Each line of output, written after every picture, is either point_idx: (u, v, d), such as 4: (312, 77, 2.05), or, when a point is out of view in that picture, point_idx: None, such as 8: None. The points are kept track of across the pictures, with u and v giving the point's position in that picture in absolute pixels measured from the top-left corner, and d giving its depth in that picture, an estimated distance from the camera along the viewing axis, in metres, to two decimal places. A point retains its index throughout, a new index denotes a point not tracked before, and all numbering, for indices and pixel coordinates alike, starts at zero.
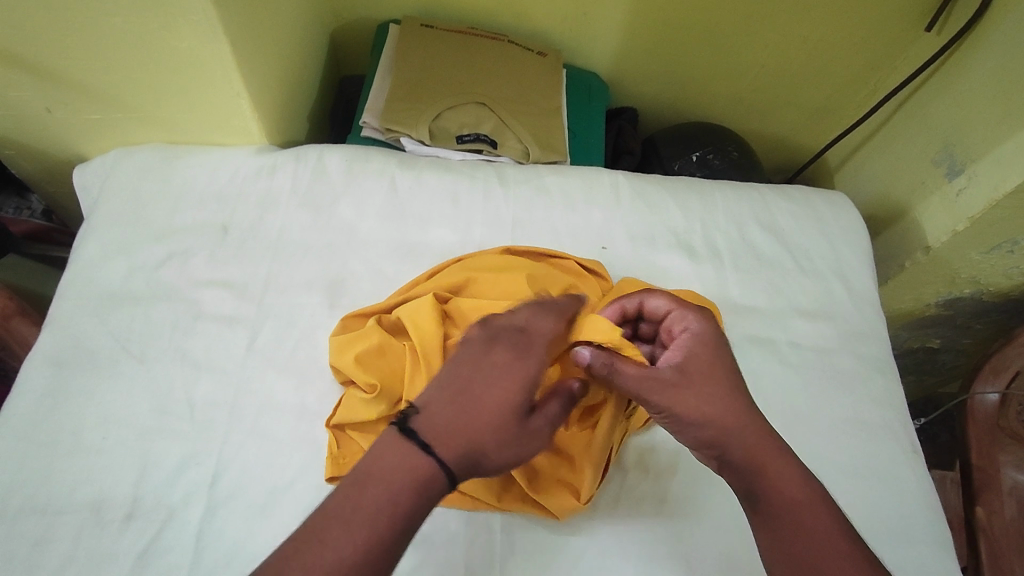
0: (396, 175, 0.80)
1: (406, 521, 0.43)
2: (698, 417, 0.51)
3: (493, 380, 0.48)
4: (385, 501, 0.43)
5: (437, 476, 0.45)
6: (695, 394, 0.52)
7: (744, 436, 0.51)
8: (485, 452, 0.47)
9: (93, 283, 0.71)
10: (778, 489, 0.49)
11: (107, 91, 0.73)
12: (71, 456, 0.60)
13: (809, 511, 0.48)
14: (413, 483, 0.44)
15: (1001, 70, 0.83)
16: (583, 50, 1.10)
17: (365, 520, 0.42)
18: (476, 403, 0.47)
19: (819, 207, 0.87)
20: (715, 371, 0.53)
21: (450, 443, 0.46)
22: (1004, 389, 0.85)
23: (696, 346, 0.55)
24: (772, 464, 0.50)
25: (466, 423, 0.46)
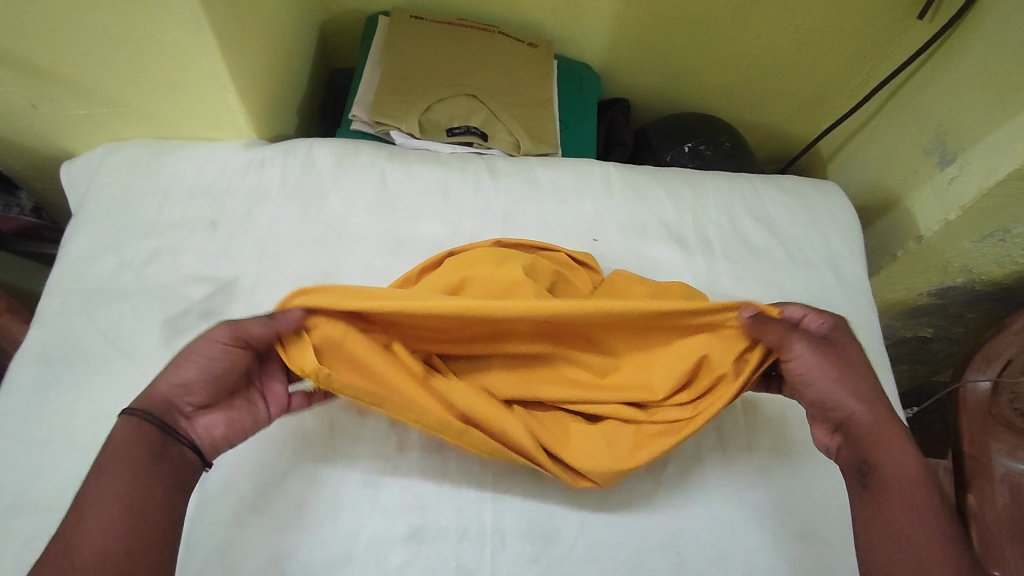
0: (386, 169, 0.79)
1: (145, 464, 0.47)
2: (829, 379, 0.55)
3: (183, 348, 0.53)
4: (115, 470, 0.46)
5: (138, 425, 0.49)
6: (834, 359, 0.56)
7: (874, 412, 0.54)
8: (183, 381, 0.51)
9: (81, 279, 0.70)
10: (893, 464, 0.51)
11: (92, 86, 0.72)
12: (62, 453, 0.60)
13: (920, 493, 0.50)
14: (138, 437, 0.48)
15: (993, 56, 0.82)
16: (575, 40, 1.09)
17: (108, 493, 0.45)
18: (169, 367, 0.52)
19: (810, 196, 0.87)
20: (855, 356, 0.57)
21: (144, 401, 0.50)
22: (995, 377, 0.86)
23: (838, 333, 0.57)
24: (889, 441, 0.52)
25: (166, 376, 0.51)
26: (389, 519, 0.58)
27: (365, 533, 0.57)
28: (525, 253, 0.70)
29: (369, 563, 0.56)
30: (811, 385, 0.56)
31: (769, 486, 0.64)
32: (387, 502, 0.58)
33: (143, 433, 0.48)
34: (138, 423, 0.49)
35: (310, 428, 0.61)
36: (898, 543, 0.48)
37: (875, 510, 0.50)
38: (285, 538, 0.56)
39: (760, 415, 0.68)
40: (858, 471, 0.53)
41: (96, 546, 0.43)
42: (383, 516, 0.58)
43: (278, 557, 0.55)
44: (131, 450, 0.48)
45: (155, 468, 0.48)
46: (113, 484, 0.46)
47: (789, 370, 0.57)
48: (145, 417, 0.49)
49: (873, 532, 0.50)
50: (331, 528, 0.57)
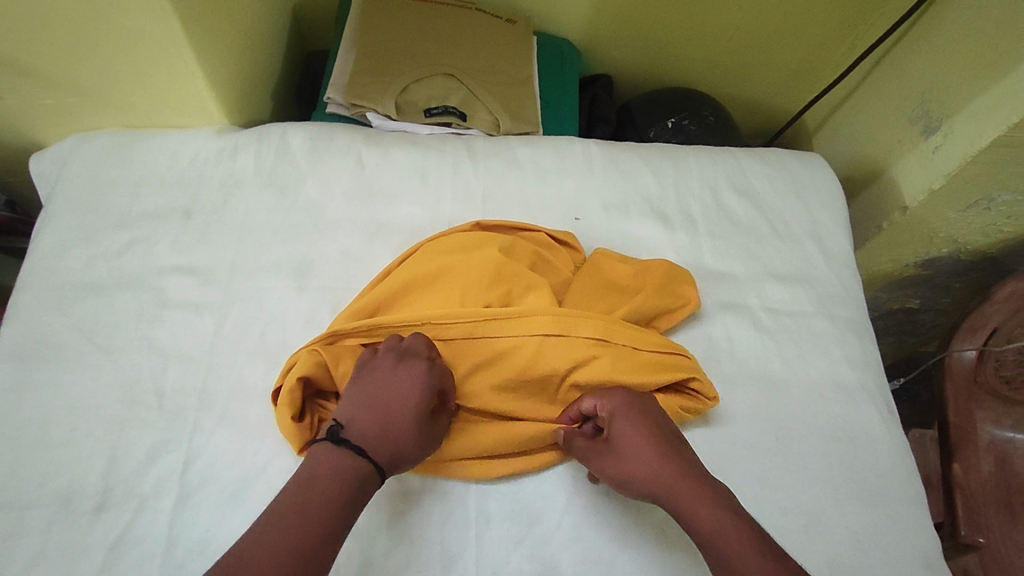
0: (362, 152, 0.78)
1: (355, 507, 0.50)
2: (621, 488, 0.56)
3: (407, 410, 0.54)
4: (336, 490, 0.49)
5: (371, 473, 0.51)
6: (609, 467, 0.56)
7: (662, 486, 0.53)
8: (403, 453, 0.53)
9: (54, 273, 0.69)
10: (697, 526, 0.51)
11: (54, 73, 0.70)
12: (40, 450, 0.59)
13: (730, 540, 0.49)
14: (357, 477, 0.50)
15: (976, 23, 0.81)
16: (555, 16, 1.07)
17: (321, 510, 0.48)
18: (395, 417, 0.54)
19: (795, 169, 0.86)
20: (634, 432, 0.56)
21: (382, 450, 0.52)
22: (981, 346, 0.85)
23: (619, 421, 0.57)
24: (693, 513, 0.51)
25: (400, 437, 0.53)
26: (372, 506, 0.57)
27: None
28: (505, 235, 0.71)
29: (351, 552, 0.55)
30: (618, 489, 0.56)
31: (754, 459, 0.64)
32: None
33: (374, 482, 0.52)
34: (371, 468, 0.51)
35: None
36: None
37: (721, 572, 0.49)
38: None
39: (743, 389, 0.67)
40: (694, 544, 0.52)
41: (293, 545, 0.46)
42: (366, 505, 0.58)
43: None
44: (363, 489, 0.51)
45: (356, 507, 0.50)
46: (327, 496, 0.49)
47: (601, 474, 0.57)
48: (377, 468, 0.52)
49: None
50: None
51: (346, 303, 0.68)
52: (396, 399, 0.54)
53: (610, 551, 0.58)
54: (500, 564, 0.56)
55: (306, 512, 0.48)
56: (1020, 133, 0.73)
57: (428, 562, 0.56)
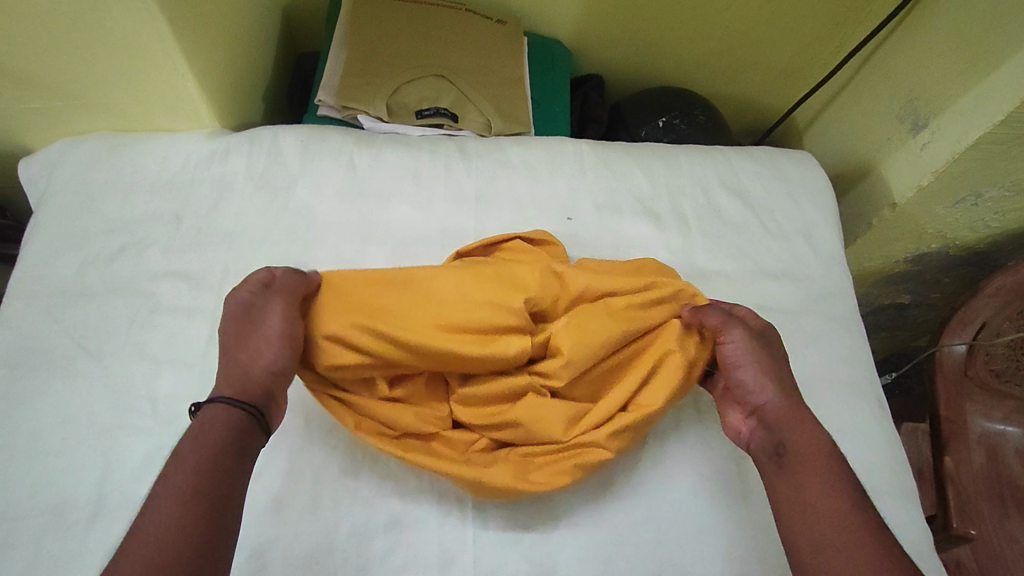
0: (354, 154, 0.77)
1: (217, 445, 0.46)
2: (753, 364, 0.58)
3: (232, 335, 0.54)
4: (194, 441, 0.46)
5: (230, 411, 0.49)
6: (757, 354, 0.58)
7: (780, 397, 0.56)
8: (249, 369, 0.52)
9: (45, 280, 0.69)
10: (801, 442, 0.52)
11: (42, 78, 0.69)
12: (32, 459, 0.59)
13: (822, 462, 0.50)
14: (213, 422, 0.48)
15: (962, 21, 0.82)
16: (544, 16, 1.07)
17: (183, 462, 0.45)
18: (230, 345, 0.54)
19: (784, 167, 0.86)
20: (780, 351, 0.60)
21: (230, 384, 0.51)
22: (971, 340, 0.85)
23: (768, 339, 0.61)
24: (800, 420, 0.54)
25: (236, 358, 0.53)
26: (367, 509, 0.57)
27: (345, 525, 0.56)
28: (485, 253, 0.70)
29: (349, 556, 0.55)
30: (735, 371, 0.59)
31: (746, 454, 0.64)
32: (369, 494, 0.58)
33: (241, 419, 0.49)
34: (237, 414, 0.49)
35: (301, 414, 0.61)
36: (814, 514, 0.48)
37: (791, 482, 0.51)
38: (262, 532, 0.55)
39: None
40: (774, 452, 0.53)
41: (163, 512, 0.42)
42: (363, 507, 0.57)
43: (257, 550, 0.55)
44: (233, 432, 0.48)
45: (220, 445, 0.46)
46: (185, 449, 0.46)
47: (726, 351, 0.60)
48: (225, 400, 0.49)
49: (796, 506, 0.49)
50: (312, 520, 0.56)
51: None
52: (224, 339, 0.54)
53: (606, 550, 0.58)
54: (498, 564, 0.56)
55: (170, 474, 0.44)
56: (1006, 130, 0.74)
57: (423, 562, 0.56)
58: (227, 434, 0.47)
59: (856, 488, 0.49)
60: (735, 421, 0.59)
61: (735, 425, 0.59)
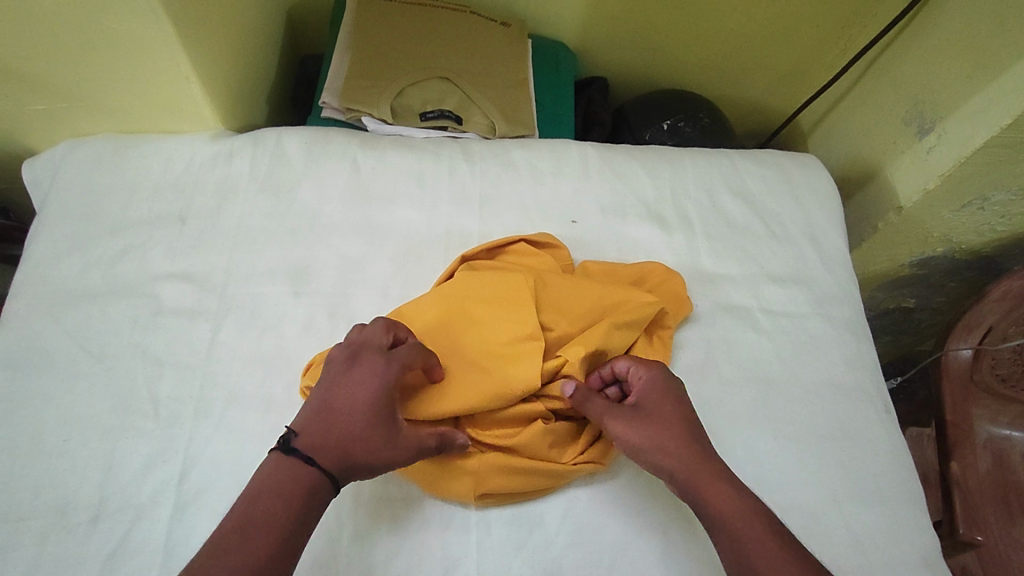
0: (358, 156, 0.77)
1: (297, 523, 0.46)
2: (644, 444, 0.54)
3: (367, 414, 0.51)
4: (280, 509, 0.46)
5: (318, 483, 0.48)
6: (639, 431, 0.55)
7: (681, 463, 0.53)
8: (359, 462, 0.50)
9: (48, 281, 0.68)
10: (715, 509, 0.50)
11: (47, 80, 0.69)
12: (35, 461, 0.58)
13: (745, 526, 0.49)
14: (300, 492, 0.47)
15: (969, 24, 0.81)
16: (549, 18, 1.07)
17: (265, 528, 0.45)
18: (355, 419, 0.51)
19: (790, 170, 0.86)
20: (670, 408, 0.56)
21: (335, 460, 0.49)
22: (978, 344, 0.85)
23: (651, 395, 0.57)
24: (707, 490, 0.51)
25: (358, 444, 0.50)
26: (370, 512, 0.57)
27: (347, 529, 0.56)
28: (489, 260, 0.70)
29: (352, 560, 0.55)
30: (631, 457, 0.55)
31: (751, 459, 0.64)
32: (372, 499, 0.58)
33: (322, 495, 0.48)
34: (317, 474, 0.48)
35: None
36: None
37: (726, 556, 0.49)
38: None
39: (741, 390, 0.68)
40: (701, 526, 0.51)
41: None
42: (366, 512, 0.57)
43: None
44: (311, 507, 0.47)
45: (299, 520, 0.46)
46: (269, 511, 0.46)
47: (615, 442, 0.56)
48: (325, 474, 0.48)
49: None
50: (314, 524, 0.56)
51: (344, 308, 0.68)
52: (356, 406, 0.51)
53: (610, 556, 0.57)
54: (501, 569, 0.56)
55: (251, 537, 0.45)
56: (1013, 134, 0.73)
57: (427, 567, 0.56)
58: (307, 511, 0.47)
59: (779, 551, 0.47)
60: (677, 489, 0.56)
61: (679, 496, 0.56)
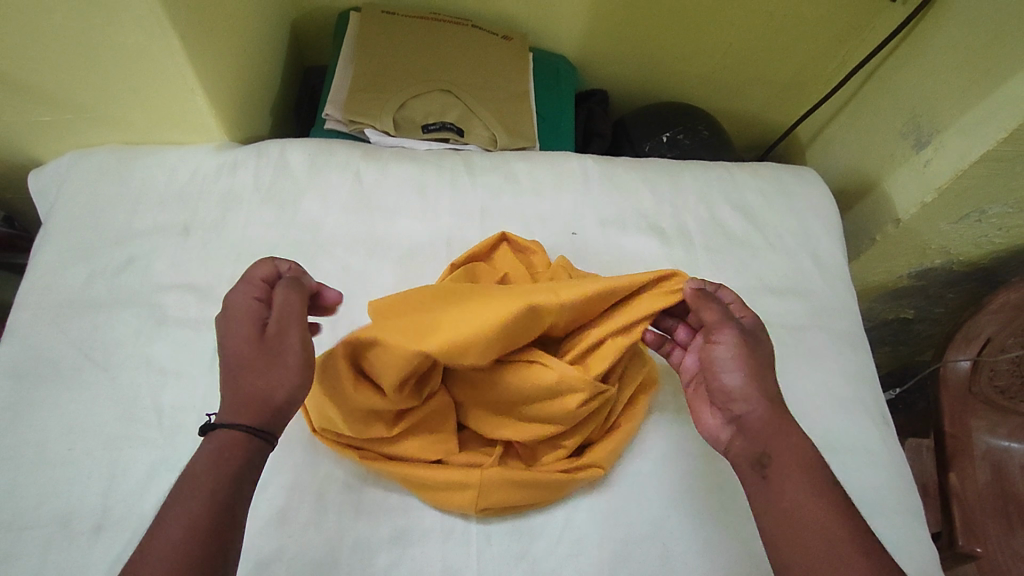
0: (361, 168, 0.78)
1: (221, 476, 0.45)
2: (741, 371, 0.55)
3: (237, 349, 0.50)
4: (202, 468, 0.45)
5: (234, 434, 0.47)
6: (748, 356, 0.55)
7: (767, 400, 0.54)
8: (267, 397, 0.49)
9: (53, 291, 0.69)
10: (789, 452, 0.50)
11: (54, 92, 0.70)
12: (38, 470, 0.59)
13: (813, 472, 0.49)
14: (220, 449, 0.46)
15: (965, 40, 0.83)
16: (550, 32, 1.08)
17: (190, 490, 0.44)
18: (236, 364, 0.49)
19: (788, 182, 0.87)
20: (767, 357, 0.57)
21: (242, 411, 0.48)
22: (975, 356, 0.85)
23: (757, 331, 0.58)
24: (785, 432, 0.51)
25: (248, 381, 0.49)
26: (372, 521, 0.57)
27: (349, 538, 0.56)
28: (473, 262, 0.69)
29: (354, 569, 0.55)
30: (723, 372, 0.56)
31: None
32: (373, 507, 0.58)
33: (245, 444, 0.47)
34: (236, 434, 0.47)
35: (305, 427, 0.61)
36: (798, 523, 0.47)
37: (773, 492, 0.49)
38: (267, 545, 0.55)
39: None
40: (756, 456, 0.51)
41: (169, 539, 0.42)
42: (367, 520, 0.57)
43: (261, 564, 0.55)
44: (233, 457, 0.46)
45: (226, 473, 0.45)
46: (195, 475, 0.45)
47: (715, 351, 0.57)
48: (239, 425, 0.47)
49: (779, 519, 0.48)
50: (316, 534, 0.56)
51: (345, 318, 0.69)
52: (230, 350, 0.50)
53: (610, 565, 0.58)
54: None
55: (181, 503, 0.44)
56: (1009, 147, 0.74)
57: None
58: (230, 461, 0.46)
59: (827, 505, 0.47)
60: (712, 425, 0.56)
61: (713, 432, 0.56)
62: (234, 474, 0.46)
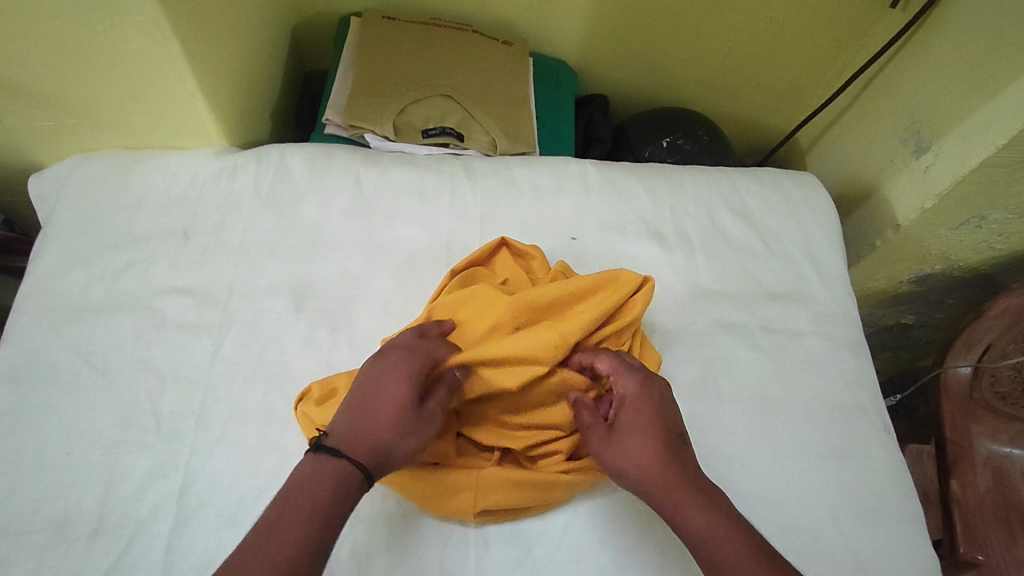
0: (360, 173, 0.78)
1: (334, 511, 0.47)
2: (620, 476, 0.53)
3: (388, 395, 0.52)
4: (317, 498, 0.47)
5: (352, 473, 0.48)
6: (611, 457, 0.54)
7: (653, 489, 0.51)
8: (388, 446, 0.50)
9: (51, 296, 0.69)
10: (693, 534, 0.49)
11: (55, 96, 0.71)
12: (36, 475, 0.59)
13: (719, 544, 0.48)
14: (337, 484, 0.48)
15: (964, 46, 0.83)
16: (550, 36, 1.08)
17: (305, 517, 0.46)
18: (376, 403, 0.51)
19: (787, 187, 0.86)
20: (644, 425, 0.54)
21: (365, 450, 0.50)
22: (976, 362, 0.85)
23: (625, 411, 0.55)
24: (684, 515, 0.50)
25: (384, 430, 0.51)
26: (370, 528, 0.57)
27: (347, 545, 0.56)
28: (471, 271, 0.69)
29: None
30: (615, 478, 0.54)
31: (750, 478, 0.64)
32: (371, 514, 0.58)
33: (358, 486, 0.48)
34: (352, 467, 0.48)
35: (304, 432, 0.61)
36: None
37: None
38: None
39: (740, 408, 0.68)
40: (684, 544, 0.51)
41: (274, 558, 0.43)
42: (365, 526, 0.57)
43: None
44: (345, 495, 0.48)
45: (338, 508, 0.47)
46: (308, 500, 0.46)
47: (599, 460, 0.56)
48: (357, 464, 0.49)
49: None
50: None
51: (344, 324, 0.69)
52: (376, 390, 0.52)
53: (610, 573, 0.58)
54: None
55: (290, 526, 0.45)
56: (1009, 154, 0.74)
57: None
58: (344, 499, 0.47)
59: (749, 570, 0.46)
60: None
61: None
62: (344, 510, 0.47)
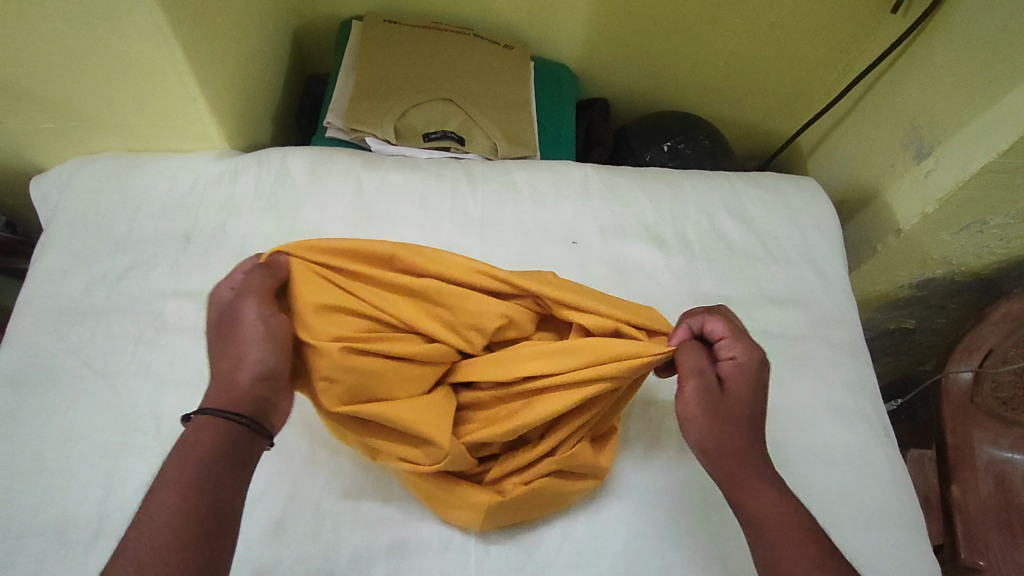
0: (361, 176, 0.78)
1: (207, 458, 0.44)
2: (700, 432, 0.53)
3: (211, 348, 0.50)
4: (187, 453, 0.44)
5: (211, 418, 0.46)
6: (705, 417, 0.53)
7: (730, 458, 0.52)
8: (232, 379, 0.48)
9: (52, 298, 0.69)
10: (756, 509, 0.50)
11: (56, 99, 0.71)
12: (35, 478, 0.59)
13: (787, 528, 0.49)
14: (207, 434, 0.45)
15: (965, 52, 0.83)
16: (551, 40, 1.09)
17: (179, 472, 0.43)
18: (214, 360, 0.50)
19: (788, 192, 0.86)
20: (750, 402, 0.53)
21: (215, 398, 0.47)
22: (977, 367, 0.85)
23: (738, 377, 0.54)
24: (754, 490, 0.51)
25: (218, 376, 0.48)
26: (370, 532, 0.57)
27: (347, 549, 0.56)
28: None
29: None
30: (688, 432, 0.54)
31: None
32: (372, 518, 0.58)
33: (222, 425, 0.46)
34: (206, 414, 0.46)
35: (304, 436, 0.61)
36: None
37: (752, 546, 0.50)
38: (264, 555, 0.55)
39: None
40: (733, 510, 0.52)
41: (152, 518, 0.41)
42: (365, 531, 0.57)
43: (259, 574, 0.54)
44: (215, 439, 0.45)
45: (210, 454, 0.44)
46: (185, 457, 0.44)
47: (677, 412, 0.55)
48: (206, 412, 0.46)
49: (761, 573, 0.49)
50: (313, 544, 0.56)
51: None
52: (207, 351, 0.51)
53: None
54: None
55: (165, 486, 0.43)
56: (1010, 159, 0.74)
57: None
58: (217, 443, 0.45)
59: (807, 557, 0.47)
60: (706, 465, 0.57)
61: None
62: (217, 452, 0.45)
